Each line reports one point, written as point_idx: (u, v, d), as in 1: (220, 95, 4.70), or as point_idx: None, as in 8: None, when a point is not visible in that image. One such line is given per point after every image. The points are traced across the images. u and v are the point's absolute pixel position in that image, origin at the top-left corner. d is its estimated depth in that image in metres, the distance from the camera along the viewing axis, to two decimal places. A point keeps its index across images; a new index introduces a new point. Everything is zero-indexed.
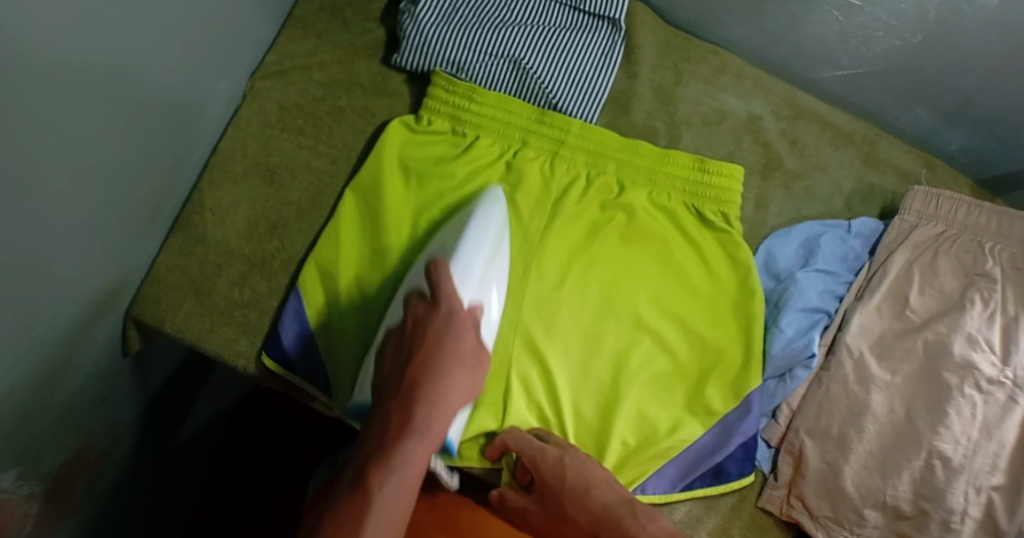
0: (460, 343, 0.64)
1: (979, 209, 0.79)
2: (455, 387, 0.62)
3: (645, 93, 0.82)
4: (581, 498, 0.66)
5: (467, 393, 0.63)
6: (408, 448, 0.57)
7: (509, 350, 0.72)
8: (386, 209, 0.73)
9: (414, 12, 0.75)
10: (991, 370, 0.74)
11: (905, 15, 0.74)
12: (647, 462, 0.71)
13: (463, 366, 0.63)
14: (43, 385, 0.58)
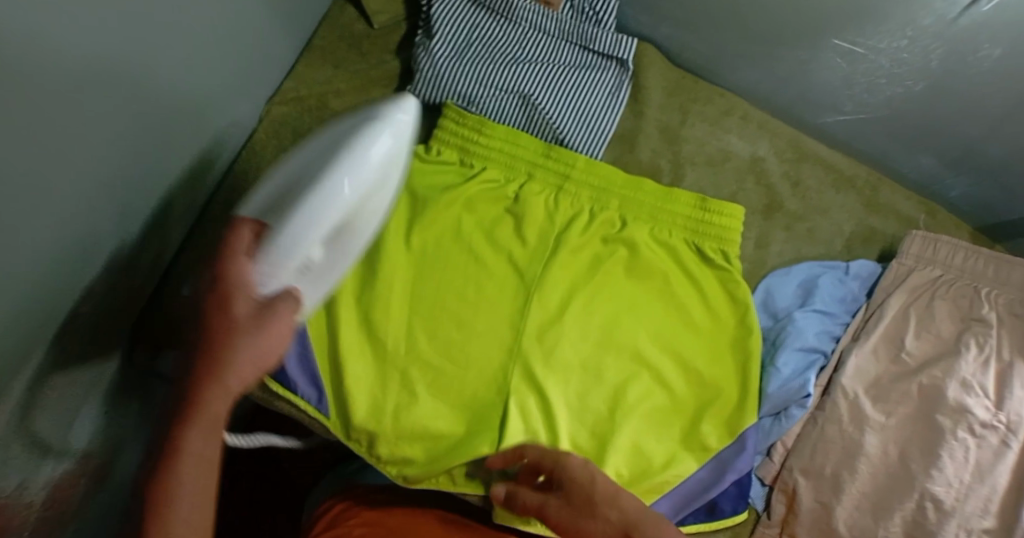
0: (235, 312, 0.48)
1: (976, 254, 0.80)
2: (233, 364, 0.47)
3: (650, 131, 0.84)
4: (609, 501, 0.60)
5: (256, 364, 0.48)
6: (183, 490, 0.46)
7: (508, 380, 0.73)
8: (389, 235, 0.74)
9: (428, 47, 0.78)
10: (985, 414, 0.75)
11: (908, 64, 0.76)
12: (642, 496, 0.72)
13: (249, 328, 0.48)
14: (51, 396, 0.60)
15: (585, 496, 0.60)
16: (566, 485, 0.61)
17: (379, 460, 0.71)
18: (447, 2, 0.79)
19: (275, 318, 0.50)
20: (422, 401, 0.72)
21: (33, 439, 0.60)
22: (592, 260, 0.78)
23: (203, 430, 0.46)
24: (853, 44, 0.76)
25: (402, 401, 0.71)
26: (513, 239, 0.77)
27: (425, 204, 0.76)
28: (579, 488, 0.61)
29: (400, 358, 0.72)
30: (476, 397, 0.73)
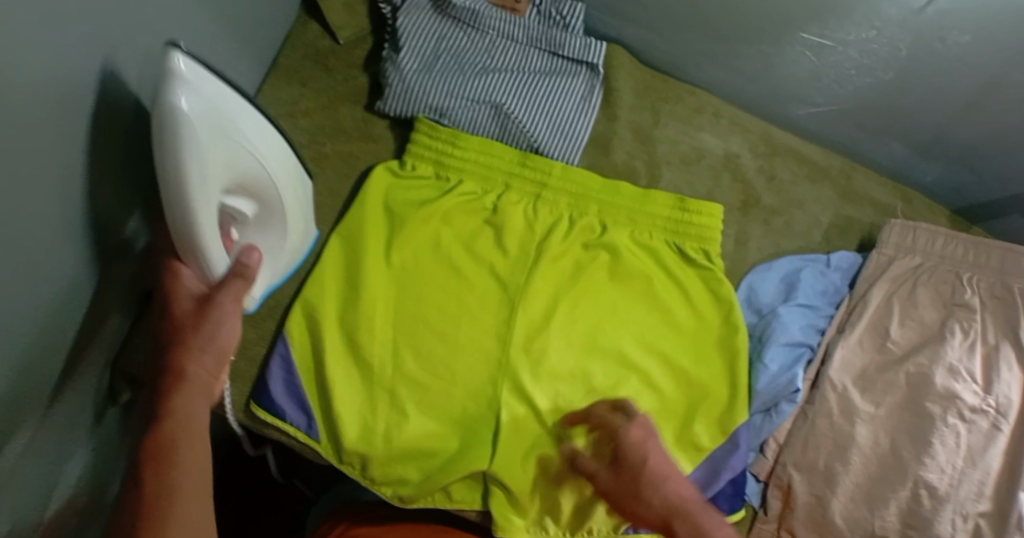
0: (180, 308, 0.54)
1: (955, 240, 0.80)
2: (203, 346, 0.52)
3: (624, 134, 0.84)
4: (660, 485, 0.61)
5: (217, 344, 0.53)
6: (177, 459, 0.49)
7: (497, 394, 0.72)
8: (368, 254, 0.73)
9: (396, 61, 0.77)
10: (974, 399, 0.75)
11: (877, 54, 0.76)
12: None
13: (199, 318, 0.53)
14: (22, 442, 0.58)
15: (636, 480, 0.62)
16: (621, 463, 0.63)
17: (372, 482, 0.70)
18: (412, 14, 0.78)
19: (216, 304, 0.54)
20: (412, 420, 0.71)
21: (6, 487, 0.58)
22: (574, 266, 0.78)
23: (185, 395, 0.50)
24: (821, 37, 0.76)
25: (391, 422, 0.70)
26: (494, 250, 0.76)
27: (403, 221, 0.75)
28: (631, 472, 0.62)
29: (387, 378, 0.71)
30: (465, 412, 0.72)
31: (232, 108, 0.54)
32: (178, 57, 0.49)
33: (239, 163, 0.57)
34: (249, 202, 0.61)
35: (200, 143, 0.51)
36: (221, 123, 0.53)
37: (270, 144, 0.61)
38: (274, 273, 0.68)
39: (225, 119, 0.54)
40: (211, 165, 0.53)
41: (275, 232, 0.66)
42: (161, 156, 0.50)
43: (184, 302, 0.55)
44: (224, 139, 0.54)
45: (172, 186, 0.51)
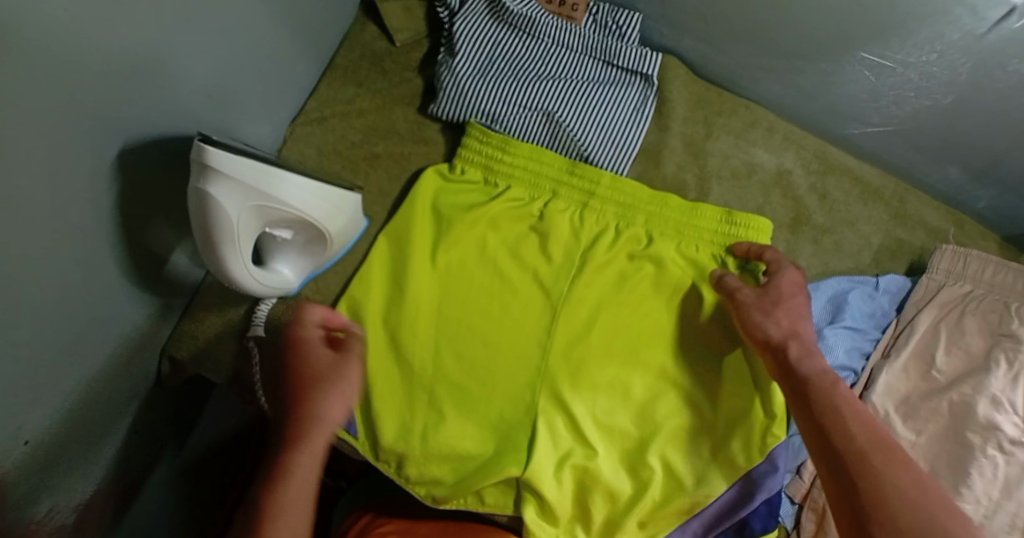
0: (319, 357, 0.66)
1: (1005, 268, 0.79)
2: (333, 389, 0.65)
3: (674, 148, 0.83)
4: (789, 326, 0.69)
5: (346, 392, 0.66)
6: (288, 491, 0.59)
7: (534, 402, 0.72)
8: (414, 255, 0.74)
9: (451, 65, 0.78)
10: (1014, 430, 0.74)
11: (937, 77, 0.74)
12: (672, 517, 0.71)
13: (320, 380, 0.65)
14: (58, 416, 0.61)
15: (774, 305, 0.70)
16: (762, 295, 0.71)
17: (407, 481, 0.72)
18: (469, 20, 0.79)
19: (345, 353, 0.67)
20: (449, 421, 0.71)
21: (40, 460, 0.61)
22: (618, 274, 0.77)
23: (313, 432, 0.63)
24: (882, 57, 0.74)
25: (429, 422, 0.71)
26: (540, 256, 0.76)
27: (450, 223, 0.75)
28: (769, 302, 0.70)
29: (427, 379, 0.72)
30: (502, 417, 0.72)
31: (249, 173, 0.60)
32: (204, 147, 0.58)
33: (263, 212, 0.62)
34: (288, 231, 0.67)
35: (204, 190, 0.58)
36: (230, 183, 0.59)
37: (301, 184, 0.64)
38: (319, 260, 0.71)
39: (238, 182, 0.59)
40: (224, 217, 0.59)
41: (320, 254, 0.70)
42: (198, 202, 0.59)
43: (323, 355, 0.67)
44: (238, 197, 0.59)
45: (205, 227, 0.60)
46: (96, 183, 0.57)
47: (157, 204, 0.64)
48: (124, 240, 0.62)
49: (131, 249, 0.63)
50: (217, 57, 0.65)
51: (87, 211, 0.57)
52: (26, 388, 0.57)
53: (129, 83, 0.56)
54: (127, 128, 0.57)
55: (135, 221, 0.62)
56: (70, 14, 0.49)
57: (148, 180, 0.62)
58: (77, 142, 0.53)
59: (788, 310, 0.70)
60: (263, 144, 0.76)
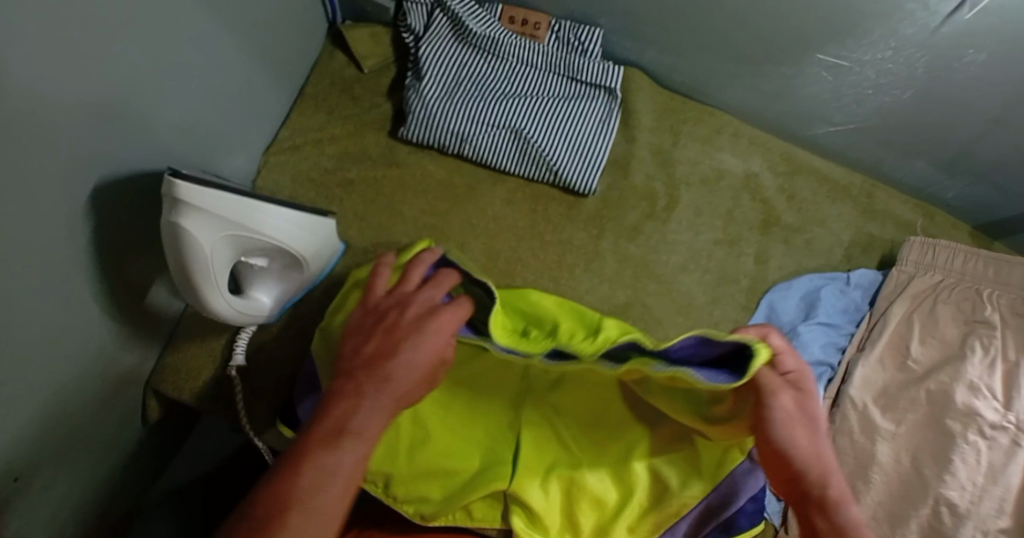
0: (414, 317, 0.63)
1: (975, 257, 0.80)
2: (424, 334, 0.62)
3: (641, 157, 0.85)
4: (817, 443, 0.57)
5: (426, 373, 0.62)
6: (359, 418, 0.57)
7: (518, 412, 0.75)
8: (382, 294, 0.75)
9: (419, 89, 0.80)
10: (994, 415, 0.75)
11: (894, 74, 0.76)
12: (661, 520, 0.70)
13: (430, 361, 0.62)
14: (45, 452, 0.62)
15: (812, 426, 0.57)
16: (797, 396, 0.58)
17: (395, 500, 0.72)
18: (435, 44, 0.81)
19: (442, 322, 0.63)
20: (434, 438, 0.73)
21: (27, 498, 0.62)
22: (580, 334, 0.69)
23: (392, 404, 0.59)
24: (838, 57, 0.76)
25: (413, 440, 0.73)
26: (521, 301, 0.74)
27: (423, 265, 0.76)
28: (803, 422, 0.57)
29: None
30: (487, 431, 0.74)
31: (221, 204, 0.61)
32: (174, 181, 0.59)
33: (237, 240, 0.64)
34: (264, 258, 0.68)
35: (175, 223, 0.60)
36: (202, 216, 0.60)
37: (273, 210, 0.66)
38: (297, 286, 0.73)
39: (210, 213, 0.61)
40: (198, 248, 0.61)
41: (298, 278, 0.72)
42: (169, 235, 0.61)
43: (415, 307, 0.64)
44: (210, 228, 0.61)
45: (179, 259, 0.62)
46: (76, 223, 0.58)
47: (134, 240, 0.65)
48: (103, 277, 0.63)
49: (111, 286, 0.64)
50: (186, 94, 0.66)
51: (64, 250, 0.58)
52: (14, 431, 0.58)
53: (104, 123, 0.58)
54: (103, 167, 0.59)
55: (113, 258, 0.64)
56: (39, 63, 0.50)
57: (124, 217, 0.63)
58: (51, 184, 0.54)
59: (813, 417, 0.58)
60: (236, 175, 0.77)
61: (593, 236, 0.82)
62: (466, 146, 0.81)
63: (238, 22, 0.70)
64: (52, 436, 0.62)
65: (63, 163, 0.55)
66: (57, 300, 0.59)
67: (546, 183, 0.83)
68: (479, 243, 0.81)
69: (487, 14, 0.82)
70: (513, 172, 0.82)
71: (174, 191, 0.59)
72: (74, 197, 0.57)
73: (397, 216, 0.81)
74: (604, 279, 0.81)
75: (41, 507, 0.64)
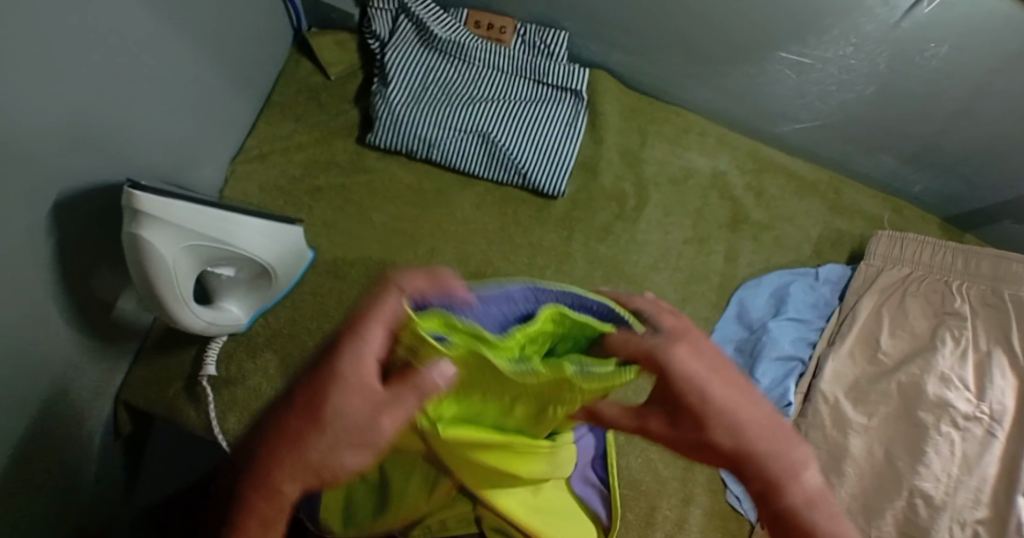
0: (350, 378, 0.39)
1: (944, 249, 0.80)
2: (365, 437, 0.39)
3: (609, 159, 0.86)
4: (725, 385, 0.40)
5: (348, 455, 0.39)
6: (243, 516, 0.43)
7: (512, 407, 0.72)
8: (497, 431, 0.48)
9: (385, 95, 0.80)
10: (967, 406, 0.76)
11: (856, 70, 0.77)
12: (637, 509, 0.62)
13: (333, 442, 0.39)
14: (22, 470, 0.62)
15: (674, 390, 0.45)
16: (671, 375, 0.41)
17: None
18: (400, 49, 0.82)
19: (390, 403, 0.38)
20: None
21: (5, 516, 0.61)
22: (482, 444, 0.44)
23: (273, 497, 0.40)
24: (801, 55, 0.77)
25: None
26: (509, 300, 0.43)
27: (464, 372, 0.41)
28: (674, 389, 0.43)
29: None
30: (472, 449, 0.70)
31: (183, 215, 0.62)
32: (133, 193, 0.58)
33: (199, 250, 0.64)
34: (230, 268, 0.69)
35: (136, 234, 0.60)
36: (162, 227, 0.61)
37: (237, 220, 0.66)
38: (264, 297, 0.74)
39: (171, 225, 0.61)
40: (159, 259, 0.62)
41: (265, 288, 0.73)
42: (130, 248, 0.61)
43: (350, 384, 0.39)
44: (172, 239, 0.62)
45: (141, 272, 0.62)
46: (39, 239, 0.58)
47: (97, 253, 0.65)
48: (69, 292, 0.63)
49: (77, 300, 0.64)
50: (147, 107, 0.66)
51: (32, 266, 0.58)
52: None
53: (66, 136, 0.58)
54: (65, 181, 0.59)
55: (78, 271, 0.63)
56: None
57: (88, 230, 0.63)
58: (14, 200, 0.54)
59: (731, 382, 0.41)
60: (204, 186, 0.78)
61: (563, 237, 0.83)
62: (434, 151, 0.81)
63: (200, 33, 0.70)
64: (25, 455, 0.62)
65: (25, 178, 0.55)
66: (25, 315, 0.58)
67: (515, 186, 0.83)
68: (450, 247, 0.81)
69: (452, 19, 0.83)
70: (481, 176, 0.83)
71: (138, 203, 0.59)
72: (37, 213, 0.57)
73: (366, 224, 0.81)
74: (575, 280, 0.81)
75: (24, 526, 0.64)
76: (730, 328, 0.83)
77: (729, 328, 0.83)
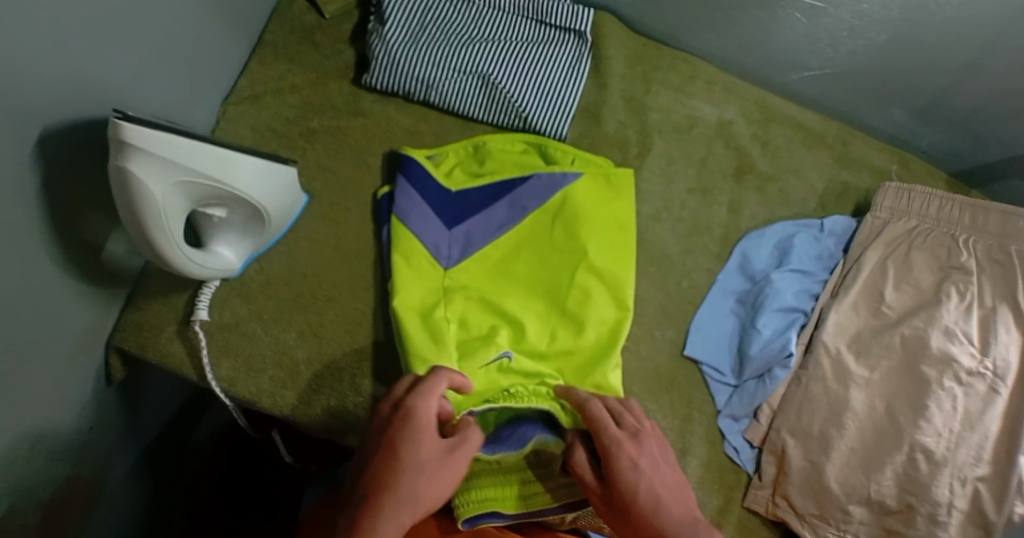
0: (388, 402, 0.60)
1: (951, 202, 0.79)
2: (418, 413, 0.57)
3: (591, 173, 0.78)
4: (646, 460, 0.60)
5: (433, 438, 0.58)
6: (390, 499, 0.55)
7: (433, 302, 0.72)
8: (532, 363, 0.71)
9: (381, 33, 0.78)
10: (970, 361, 0.74)
11: (869, 16, 0.74)
12: (507, 318, 0.73)
13: (408, 421, 0.57)
14: (14, 414, 0.61)
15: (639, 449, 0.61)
16: (636, 428, 0.62)
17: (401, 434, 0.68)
18: None
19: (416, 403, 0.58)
20: (428, 322, 0.70)
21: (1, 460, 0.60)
22: (493, 299, 0.73)
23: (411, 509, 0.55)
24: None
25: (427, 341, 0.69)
26: (492, 213, 0.77)
27: (508, 367, 0.71)
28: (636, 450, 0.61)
29: (368, 365, 0.73)
30: (434, 319, 0.71)
31: (173, 150, 0.60)
32: (120, 123, 0.57)
33: (189, 187, 0.62)
34: (223, 209, 0.67)
35: (124, 168, 0.58)
36: (150, 161, 0.58)
37: (230, 158, 0.64)
38: (258, 242, 0.73)
39: (160, 159, 0.59)
40: (148, 196, 0.59)
41: (259, 231, 0.72)
42: (119, 183, 0.59)
43: (432, 437, 0.57)
44: (162, 176, 0.60)
45: (131, 210, 0.60)
46: (29, 176, 0.56)
47: (85, 190, 0.63)
48: (59, 235, 0.61)
49: (69, 240, 0.62)
50: (133, 38, 0.63)
51: (21, 204, 0.56)
52: None
53: (50, 66, 0.55)
54: (53, 115, 0.57)
55: (67, 211, 0.61)
56: None
57: (79, 167, 0.61)
58: (1, 134, 0.52)
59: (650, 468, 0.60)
60: (195, 126, 0.75)
61: None
62: (432, 93, 0.79)
63: None
64: (17, 399, 0.61)
65: (14, 111, 0.53)
66: (16, 256, 0.57)
67: (516, 131, 0.81)
68: None
69: None
70: (482, 120, 0.81)
71: (134, 138, 0.57)
72: (26, 149, 0.55)
73: (362, 167, 0.79)
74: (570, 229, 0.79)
75: (18, 472, 0.63)
76: (732, 280, 0.82)
77: (731, 280, 0.82)
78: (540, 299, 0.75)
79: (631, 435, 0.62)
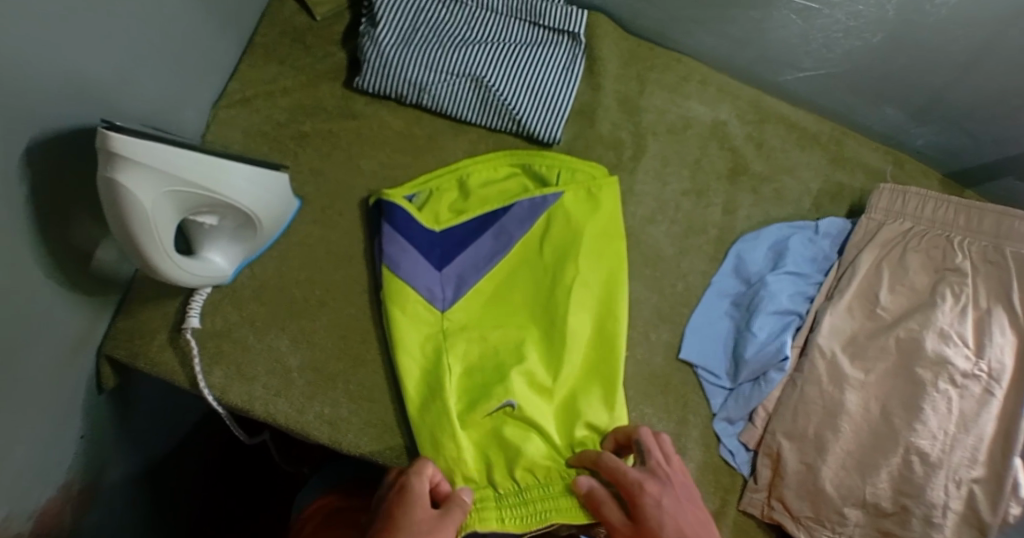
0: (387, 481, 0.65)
1: (946, 203, 0.79)
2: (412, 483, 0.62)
3: (575, 188, 0.78)
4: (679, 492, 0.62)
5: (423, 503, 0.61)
6: None
7: (430, 345, 0.72)
8: (534, 405, 0.71)
9: (373, 36, 0.77)
10: (966, 364, 0.74)
11: (863, 16, 0.74)
12: (507, 355, 0.72)
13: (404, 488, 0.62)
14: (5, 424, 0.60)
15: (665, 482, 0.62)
16: (655, 463, 0.64)
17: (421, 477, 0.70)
18: None
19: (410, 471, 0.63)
20: (425, 375, 0.71)
21: None
22: (490, 339, 0.73)
23: None
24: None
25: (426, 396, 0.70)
26: (478, 248, 0.76)
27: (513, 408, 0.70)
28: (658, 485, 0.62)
29: (361, 375, 0.72)
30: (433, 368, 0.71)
31: (162, 160, 0.59)
32: (108, 133, 0.56)
33: (180, 196, 0.62)
34: (214, 216, 0.67)
35: (113, 178, 0.57)
36: (140, 171, 0.58)
37: (221, 166, 0.64)
38: (250, 248, 0.72)
39: (150, 169, 0.58)
40: (138, 206, 0.59)
41: (251, 237, 0.71)
42: (108, 192, 0.58)
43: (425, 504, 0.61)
44: (152, 186, 0.59)
45: (119, 219, 0.59)
46: (17, 184, 0.55)
47: (74, 197, 0.62)
48: (48, 243, 0.60)
49: (58, 248, 0.62)
50: (122, 43, 0.62)
51: (9, 213, 0.55)
52: None
53: (35, 72, 0.54)
54: (40, 121, 0.56)
55: (56, 219, 0.61)
56: None
57: (67, 175, 0.60)
58: None
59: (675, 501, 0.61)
60: (185, 130, 0.75)
61: None
62: (425, 96, 0.79)
63: None
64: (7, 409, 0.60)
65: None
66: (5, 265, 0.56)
67: (510, 134, 0.81)
68: None
69: None
70: (476, 123, 0.81)
71: (122, 148, 0.56)
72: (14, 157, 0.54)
73: (354, 171, 0.79)
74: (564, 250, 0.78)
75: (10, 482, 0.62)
76: (726, 282, 0.82)
77: (726, 282, 0.82)
78: (541, 335, 0.74)
79: (653, 471, 0.63)
